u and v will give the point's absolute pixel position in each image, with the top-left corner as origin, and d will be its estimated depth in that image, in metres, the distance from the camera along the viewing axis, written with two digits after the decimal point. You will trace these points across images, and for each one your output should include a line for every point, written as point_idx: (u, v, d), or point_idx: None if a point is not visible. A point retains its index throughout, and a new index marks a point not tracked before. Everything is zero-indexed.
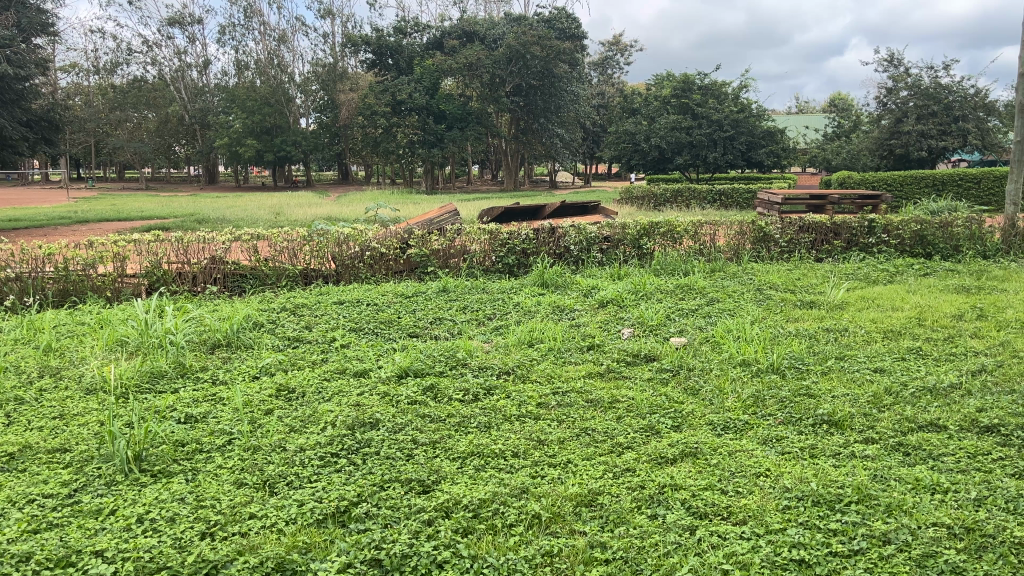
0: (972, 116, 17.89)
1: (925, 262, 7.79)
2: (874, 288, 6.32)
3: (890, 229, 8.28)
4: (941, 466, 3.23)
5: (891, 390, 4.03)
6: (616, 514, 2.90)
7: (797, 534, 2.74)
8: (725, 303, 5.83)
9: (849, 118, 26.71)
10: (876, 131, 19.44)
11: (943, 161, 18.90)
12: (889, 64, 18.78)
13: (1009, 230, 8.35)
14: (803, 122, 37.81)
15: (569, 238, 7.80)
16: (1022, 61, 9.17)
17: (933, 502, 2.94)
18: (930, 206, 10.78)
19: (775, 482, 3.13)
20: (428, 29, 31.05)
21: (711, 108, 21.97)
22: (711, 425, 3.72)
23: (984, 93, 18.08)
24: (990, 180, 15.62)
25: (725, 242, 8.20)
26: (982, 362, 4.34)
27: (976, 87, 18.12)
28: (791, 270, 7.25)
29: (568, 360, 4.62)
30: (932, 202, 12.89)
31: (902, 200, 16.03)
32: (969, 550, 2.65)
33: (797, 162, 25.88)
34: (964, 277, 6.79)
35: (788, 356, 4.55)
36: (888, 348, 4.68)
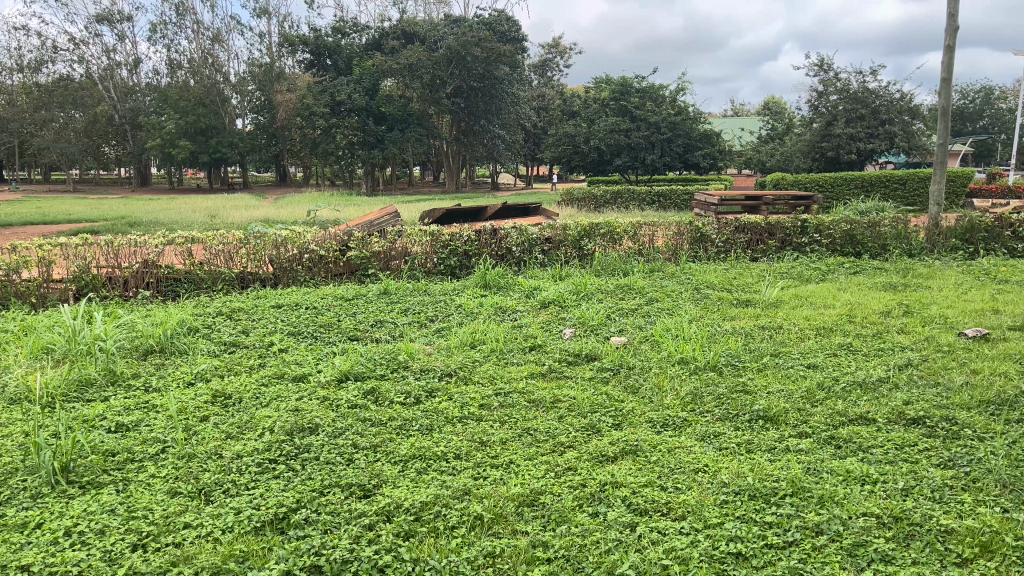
0: (898, 120, 18.52)
1: (854, 261, 8.00)
2: (806, 287, 6.46)
3: (822, 229, 8.50)
4: (871, 458, 3.34)
5: (824, 385, 4.14)
6: (558, 513, 2.92)
7: (734, 528, 2.80)
8: (663, 303, 5.92)
9: (781, 121, 27.38)
10: (808, 134, 19.97)
11: (871, 162, 19.50)
12: (819, 69, 19.29)
13: (932, 229, 8.64)
14: (737, 125, 38.68)
15: (510, 239, 7.81)
16: (944, 67, 9.50)
17: (862, 493, 3.04)
18: (860, 207, 11.08)
19: (713, 477, 3.20)
20: (367, 30, 30.73)
21: (648, 112, 22.28)
22: (651, 423, 3.76)
23: (909, 97, 18.73)
24: (914, 182, 16.24)
25: (664, 243, 8.30)
26: (908, 357, 4.49)
27: (901, 91, 18.71)
28: (727, 270, 7.39)
29: (510, 360, 4.62)
30: (862, 203, 13.25)
31: (832, 201, 16.51)
32: (896, 539, 2.75)
33: (732, 164, 26.39)
34: (890, 275, 7.01)
35: (724, 355, 4.62)
36: (820, 344, 4.80)
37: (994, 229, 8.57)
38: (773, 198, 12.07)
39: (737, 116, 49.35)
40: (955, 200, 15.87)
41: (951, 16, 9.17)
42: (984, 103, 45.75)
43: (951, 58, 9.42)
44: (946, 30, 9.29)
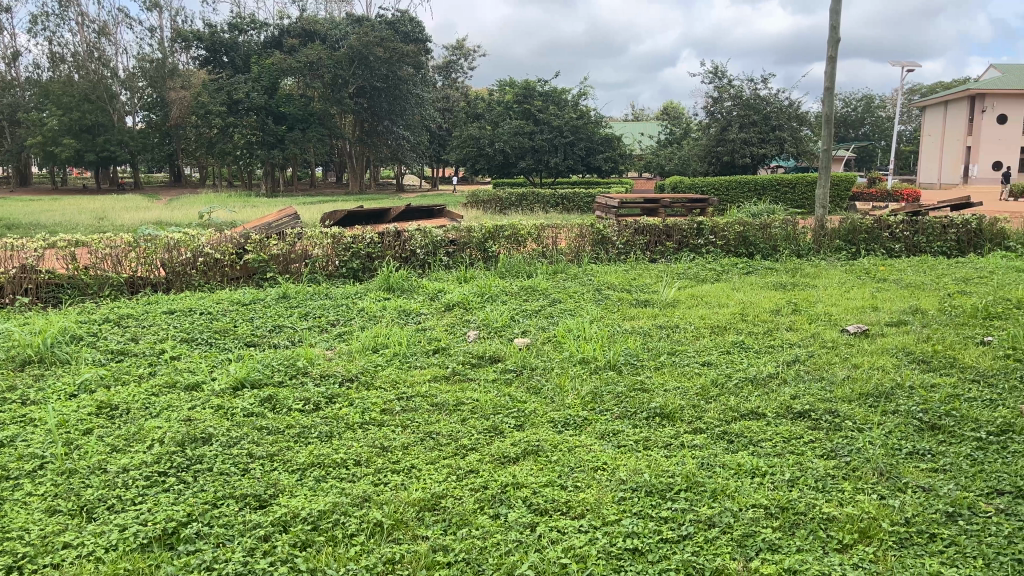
0: (787, 126, 19.43)
1: (747, 261, 8.31)
2: (702, 287, 6.68)
3: (717, 230, 8.77)
4: (760, 451, 3.48)
5: (718, 382, 4.30)
6: (458, 517, 2.91)
7: (631, 524, 2.87)
8: (566, 303, 6.01)
9: (679, 126, 28.19)
10: (704, 139, 20.61)
11: (763, 167, 20.31)
12: (714, 76, 19.96)
13: (819, 230, 9.06)
14: (638, 129, 39.62)
15: (414, 241, 7.74)
16: (828, 76, 9.98)
17: (752, 486, 3.17)
18: (752, 209, 11.52)
19: (612, 475, 3.27)
20: (266, 27, 29.93)
21: (551, 115, 22.58)
22: (552, 423, 3.81)
23: (797, 105, 19.64)
24: (802, 186, 17.01)
25: (566, 245, 8.42)
26: (795, 353, 4.70)
27: (789, 99, 19.61)
28: (628, 271, 7.55)
29: (413, 364, 4.58)
30: (753, 205, 13.80)
31: (727, 203, 17.12)
32: (783, 528, 2.88)
33: (633, 167, 26.99)
34: (781, 274, 7.33)
35: (624, 354, 4.73)
36: (715, 343, 4.97)
37: (874, 231, 9.05)
38: (671, 200, 12.43)
39: (638, 120, 50.54)
40: (839, 203, 16.71)
41: (833, 28, 9.66)
42: (865, 111, 48.14)
43: (834, 68, 9.90)
44: (829, 41, 9.75)
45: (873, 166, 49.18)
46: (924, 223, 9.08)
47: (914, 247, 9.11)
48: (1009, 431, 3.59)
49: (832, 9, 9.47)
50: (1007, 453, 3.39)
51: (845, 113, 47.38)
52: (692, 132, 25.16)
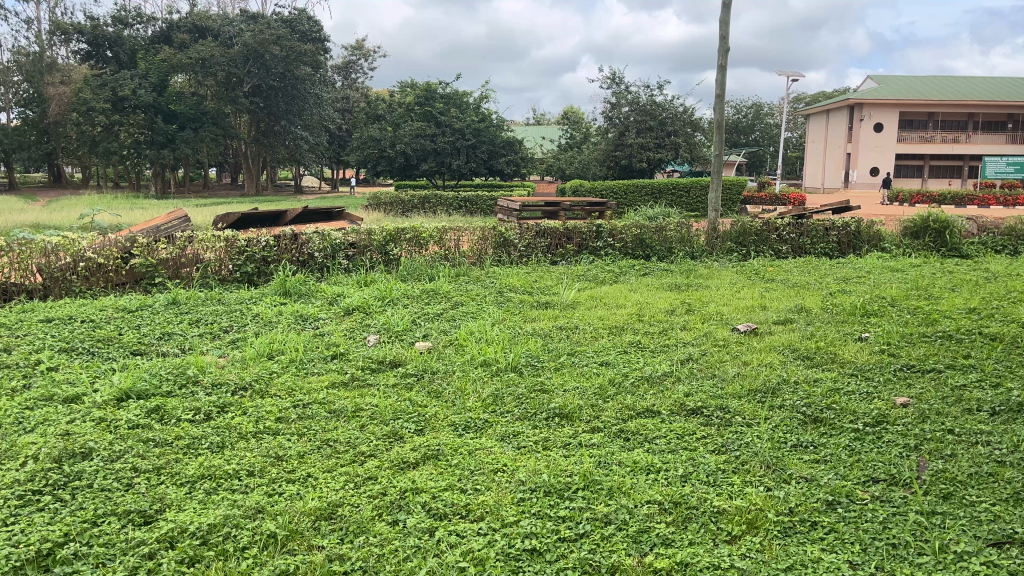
0: (682, 132, 20.13)
1: (644, 263, 8.52)
2: (602, 288, 6.81)
3: (615, 233, 8.95)
4: (654, 448, 3.58)
5: (615, 381, 4.39)
6: (356, 524, 2.87)
7: (529, 525, 2.89)
8: (467, 306, 6.00)
9: (579, 129, 28.67)
10: (603, 143, 21.02)
11: (659, 171, 20.91)
12: (611, 82, 20.42)
13: (711, 233, 9.39)
14: (540, 134, 40.12)
15: (312, 244, 7.58)
16: (718, 84, 10.35)
17: (648, 482, 3.24)
18: (649, 213, 11.86)
19: (511, 476, 3.28)
20: (153, 21, 28.72)
21: (453, 118, 22.59)
22: (453, 427, 3.80)
23: (691, 111, 20.34)
24: (697, 189, 17.60)
25: (469, 248, 8.44)
26: (689, 352, 4.85)
27: (683, 105, 20.30)
28: (529, 273, 7.62)
29: (310, 371, 4.48)
30: (648, 209, 14.17)
31: (625, 206, 17.53)
32: (676, 523, 2.96)
33: (535, 170, 27.30)
34: (676, 275, 7.56)
35: (524, 355, 4.77)
36: (613, 343, 5.07)
37: (763, 233, 9.44)
38: (570, 204, 12.64)
39: (539, 125, 51.08)
40: (731, 207, 17.38)
41: (722, 37, 10.03)
42: (754, 118, 50.33)
43: (724, 77, 10.28)
44: (718, 50, 10.13)
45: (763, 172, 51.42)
46: (808, 226, 9.55)
47: (800, 248, 9.55)
48: (883, 421, 3.81)
49: (721, 20, 9.85)
50: (881, 442, 3.60)
51: (735, 120, 49.43)
52: (591, 136, 25.67)
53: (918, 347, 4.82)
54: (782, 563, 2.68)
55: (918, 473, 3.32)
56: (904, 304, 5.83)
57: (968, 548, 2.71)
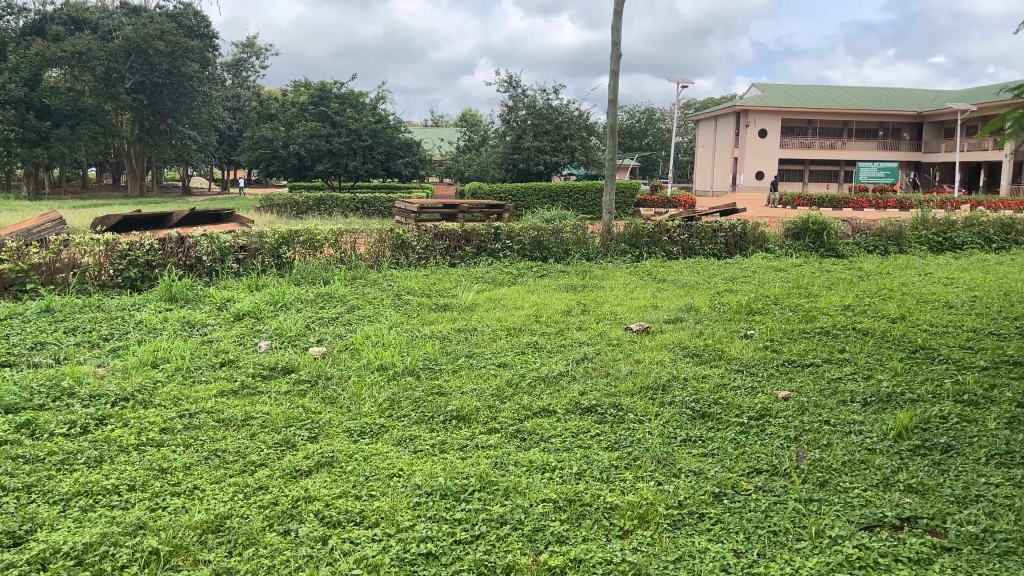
0: (577, 136, 20.56)
1: (542, 265, 8.62)
2: (500, 290, 6.86)
3: (513, 235, 9.03)
4: (550, 447, 3.62)
5: (512, 382, 4.42)
6: (245, 536, 2.78)
7: (425, 529, 2.87)
8: (363, 310, 5.92)
9: (477, 132, 28.76)
10: (501, 146, 21.15)
11: (556, 174, 21.22)
12: (508, 85, 20.59)
13: (606, 235, 9.60)
14: (438, 136, 40.03)
15: (200, 248, 7.31)
16: (611, 89, 10.59)
17: (543, 481, 3.28)
18: (545, 215, 12.02)
19: (407, 481, 3.26)
20: (25, 12, 27.04)
21: (348, 118, 22.25)
22: (348, 433, 3.74)
23: (586, 115, 20.77)
24: (592, 193, 17.98)
25: (365, 250, 8.33)
26: (585, 351, 4.95)
27: (578, 109, 20.72)
28: (427, 276, 7.59)
29: (198, 380, 4.31)
30: (544, 211, 14.35)
31: (523, 209, 17.70)
32: (571, 520, 3.01)
33: (433, 173, 27.20)
34: (573, 277, 7.69)
35: (422, 359, 4.75)
36: (510, 344, 5.12)
37: (655, 235, 9.72)
38: (468, 206, 12.66)
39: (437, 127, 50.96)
40: (625, 209, 17.82)
41: (615, 44, 10.27)
42: (647, 123, 51.84)
43: (616, 82, 10.52)
44: (610, 56, 10.38)
45: (655, 175, 53.00)
46: (697, 227, 9.90)
47: (690, 249, 9.87)
48: (766, 414, 3.99)
49: (613, 26, 10.09)
50: (764, 434, 3.77)
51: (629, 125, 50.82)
52: (489, 139, 25.79)
53: (798, 342, 5.07)
54: (671, 554, 2.76)
55: (798, 463, 3.49)
56: (786, 301, 6.13)
57: (842, 532, 2.87)
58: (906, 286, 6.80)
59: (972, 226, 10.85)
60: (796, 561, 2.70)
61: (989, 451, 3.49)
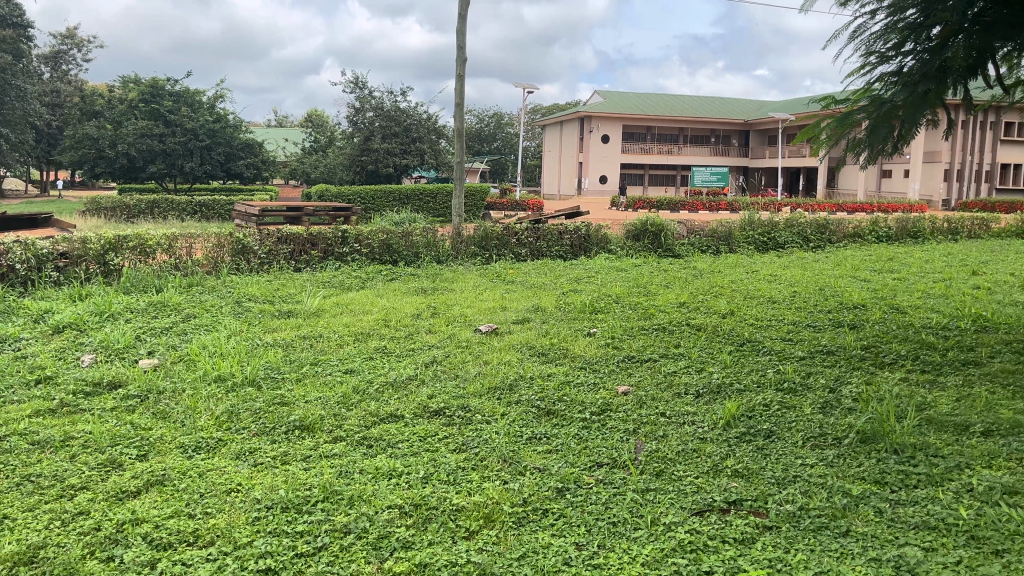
0: (426, 139, 20.61)
1: (391, 269, 8.55)
2: (347, 295, 6.73)
3: (361, 238, 8.89)
4: (397, 453, 3.59)
5: (359, 389, 4.34)
6: (63, 566, 2.57)
7: (263, 544, 2.77)
8: (200, 319, 5.64)
9: (324, 133, 28.13)
10: (348, 148, 20.77)
11: (405, 177, 21.12)
12: (354, 86, 20.27)
13: (456, 238, 9.64)
14: (283, 137, 38.72)
15: (13, 255, 6.70)
16: (457, 92, 10.64)
17: (389, 487, 3.25)
18: (393, 218, 11.89)
19: (245, 496, 3.13)
20: None
21: (184, 117, 21.13)
22: (181, 448, 3.55)
23: (434, 119, 20.86)
24: (442, 196, 18.05)
25: (203, 256, 7.94)
26: (434, 354, 4.95)
27: (427, 112, 20.76)
28: (270, 281, 7.33)
29: (9, 400, 3.94)
30: (391, 215, 14.23)
31: (372, 212, 17.47)
32: (416, 525, 2.99)
33: (278, 174, 26.33)
34: (422, 280, 7.67)
35: (263, 368, 4.57)
36: (358, 349, 5.03)
37: (504, 238, 9.86)
38: (313, 209, 12.34)
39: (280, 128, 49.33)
40: (474, 212, 18.00)
41: (460, 48, 10.34)
42: (495, 127, 52.61)
43: (462, 86, 10.60)
44: (456, 60, 10.44)
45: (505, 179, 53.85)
46: (544, 230, 10.13)
47: (538, 251, 10.07)
48: (607, 409, 4.14)
49: (458, 30, 10.14)
50: (605, 429, 3.91)
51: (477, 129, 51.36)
52: (336, 141, 25.28)
53: (638, 339, 5.30)
54: (515, 552, 2.80)
55: (635, 455, 3.64)
56: (627, 300, 6.39)
57: (674, 519, 3.02)
58: (735, 283, 7.27)
59: (792, 226, 11.75)
60: (633, 550, 2.80)
61: (805, 434, 3.79)
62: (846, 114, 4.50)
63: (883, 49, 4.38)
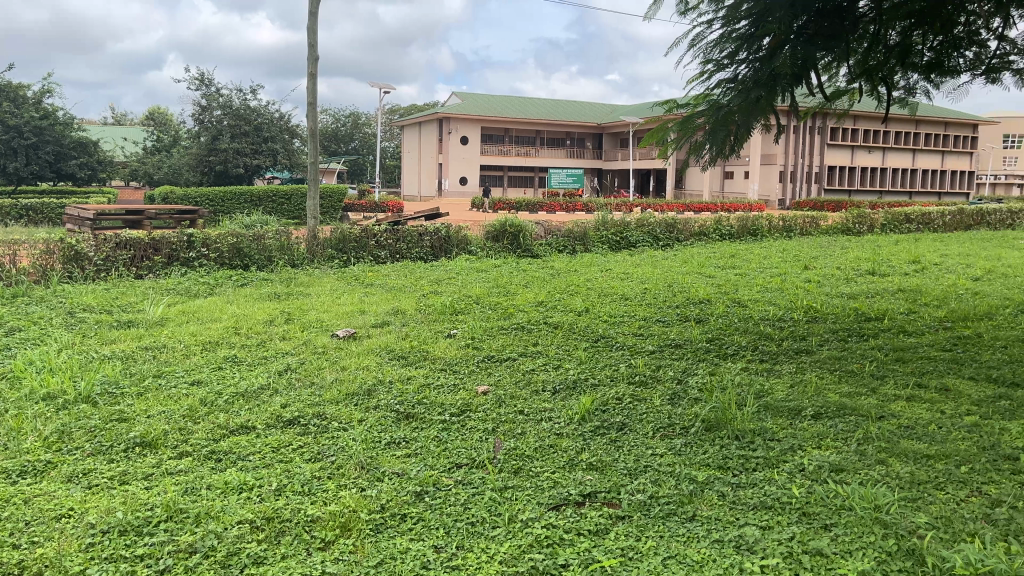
0: (279, 139, 19.99)
1: (242, 274, 8.22)
2: (194, 302, 6.41)
3: (209, 243, 8.50)
4: (248, 466, 3.45)
5: (206, 401, 4.14)
6: None
7: (99, 572, 2.58)
8: (26, 332, 5.19)
9: (170, 131, 26.67)
10: (195, 148, 19.80)
11: (257, 178, 20.39)
12: (200, 83, 19.35)
13: (312, 240, 9.40)
14: (123, 135, 36.39)
15: None
16: (309, 91, 10.36)
17: (239, 502, 3.11)
18: (244, 220, 11.44)
19: (78, 521, 2.90)
20: None
21: (6, 113, 19.43)
22: (3, 475, 3.25)
23: (287, 118, 20.27)
24: (297, 198, 17.56)
25: (29, 264, 7.34)
26: (289, 361, 4.79)
27: (279, 111, 20.14)
28: (107, 290, 6.87)
29: None
30: (240, 217, 13.67)
31: (222, 215, 16.75)
32: (269, 539, 2.88)
33: (117, 175, 24.72)
34: (275, 285, 7.42)
35: (100, 383, 4.27)
36: (206, 359, 4.80)
37: (361, 240, 9.70)
38: (156, 212, 11.69)
39: (119, 126, 46.32)
40: (331, 214, 17.62)
41: (311, 46, 10.09)
42: (352, 127, 51.76)
43: (315, 85, 10.33)
44: (308, 58, 10.17)
45: (363, 180, 53.09)
46: (403, 232, 10.04)
47: (397, 253, 9.97)
48: (467, 410, 4.15)
49: (309, 27, 9.88)
50: (464, 430, 3.91)
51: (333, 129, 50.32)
52: (182, 141, 24.04)
53: (497, 339, 5.35)
54: (372, 560, 2.74)
55: (494, 453, 3.67)
56: (486, 301, 6.44)
57: (532, 515, 3.06)
58: (590, 281, 7.48)
59: (643, 226, 12.23)
60: (490, 549, 2.82)
61: (655, 425, 3.94)
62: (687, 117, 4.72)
63: (719, 58, 4.61)
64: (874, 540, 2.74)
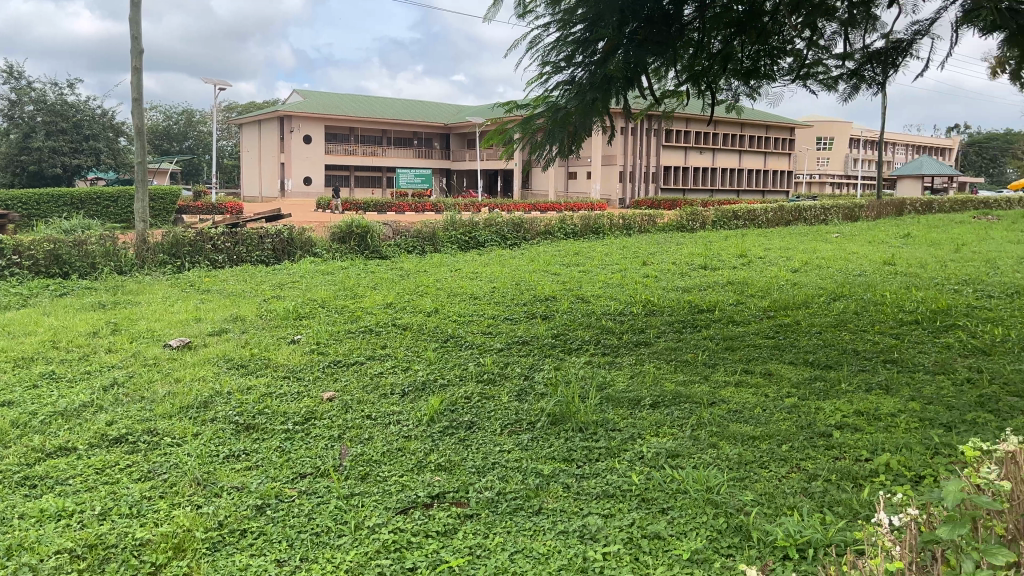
0: (102, 137, 18.67)
1: (61, 282, 7.61)
2: (3, 315, 5.85)
3: (21, 250, 7.86)
4: (68, 490, 3.18)
5: (19, 422, 3.78)
6: None
7: None
8: None
9: None
10: (4, 146, 18.10)
11: (78, 179, 18.95)
12: (8, 75, 17.74)
13: (141, 245, 8.86)
14: None
15: None
16: (133, 86, 9.73)
17: (56, 531, 2.86)
18: (61, 225, 10.57)
19: None
20: None
21: None
22: None
23: (111, 115, 18.97)
24: (124, 200, 16.45)
25: None
26: (115, 375, 4.47)
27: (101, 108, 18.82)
28: None
29: None
30: (55, 221, 12.63)
31: (37, 219, 15.43)
32: (91, 568, 2.67)
33: None
34: (100, 293, 6.91)
35: None
36: (18, 377, 4.39)
37: (196, 244, 9.20)
38: None
39: None
40: (164, 217, 16.65)
41: (134, 38, 9.48)
42: (186, 125, 49.20)
43: (140, 79, 9.71)
44: (131, 51, 9.54)
45: (199, 181, 50.55)
46: (242, 234, 9.60)
47: (236, 257, 9.54)
48: (311, 417, 4.03)
49: (131, 18, 9.28)
50: (309, 438, 3.80)
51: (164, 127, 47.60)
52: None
53: (344, 343, 5.23)
54: None
55: (340, 460, 3.58)
56: (331, 304, 6.28)
57: (378, 520, 3.01)
58: (438, 282, 7.47)
59: (490, 225, 12.36)
60: (336, 558, 2.74)
61: (502, 422, 3.99)
62: (527, 118, 4.80)
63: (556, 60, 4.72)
64: (706, 520, 2.89)
